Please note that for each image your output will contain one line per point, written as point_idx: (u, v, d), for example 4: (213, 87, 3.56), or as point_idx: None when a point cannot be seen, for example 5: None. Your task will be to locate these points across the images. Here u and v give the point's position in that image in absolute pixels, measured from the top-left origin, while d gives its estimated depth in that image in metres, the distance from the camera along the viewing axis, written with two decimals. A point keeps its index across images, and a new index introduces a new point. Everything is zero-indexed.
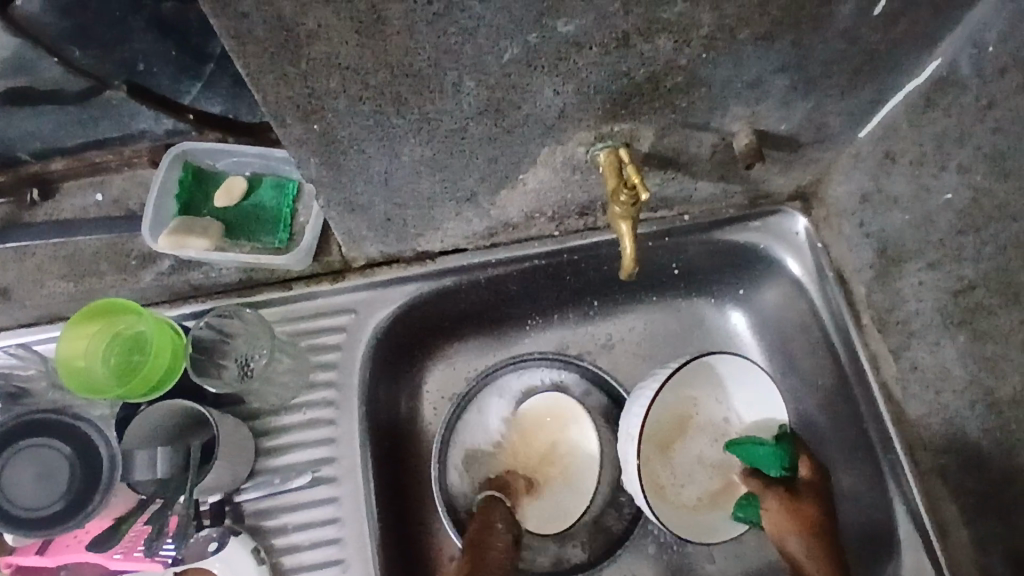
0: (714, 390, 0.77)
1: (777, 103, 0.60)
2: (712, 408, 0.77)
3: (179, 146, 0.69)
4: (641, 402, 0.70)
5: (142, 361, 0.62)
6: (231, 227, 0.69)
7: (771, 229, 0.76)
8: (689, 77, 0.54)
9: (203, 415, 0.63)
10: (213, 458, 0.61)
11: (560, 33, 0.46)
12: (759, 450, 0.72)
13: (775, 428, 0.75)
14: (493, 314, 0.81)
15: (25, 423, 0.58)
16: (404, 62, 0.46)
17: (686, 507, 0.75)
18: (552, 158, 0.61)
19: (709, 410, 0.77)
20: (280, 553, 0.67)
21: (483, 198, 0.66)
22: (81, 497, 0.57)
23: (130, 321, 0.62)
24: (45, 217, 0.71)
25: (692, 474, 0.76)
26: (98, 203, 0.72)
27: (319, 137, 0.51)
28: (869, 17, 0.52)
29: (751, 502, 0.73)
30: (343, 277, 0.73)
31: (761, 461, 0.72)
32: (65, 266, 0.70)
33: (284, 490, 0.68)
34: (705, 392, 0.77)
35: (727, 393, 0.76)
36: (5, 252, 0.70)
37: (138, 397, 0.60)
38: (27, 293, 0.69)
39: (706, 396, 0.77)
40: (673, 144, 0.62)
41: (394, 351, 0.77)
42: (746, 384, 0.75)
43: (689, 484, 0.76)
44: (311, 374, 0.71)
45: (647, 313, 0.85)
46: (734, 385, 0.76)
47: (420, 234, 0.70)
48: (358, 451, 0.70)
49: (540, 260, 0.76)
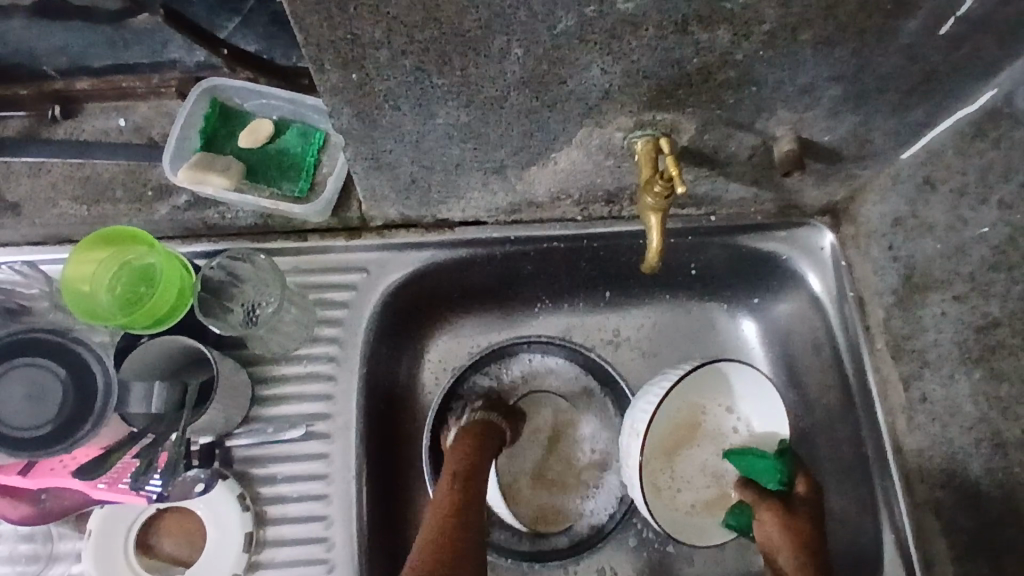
0: (722, 400, 0.75)
1: (825, 113, 0.58)
2: (719, 418, 0.76)
3: (209, 80, 0.68)
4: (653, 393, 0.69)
5: (148, 294, 0.60)
6: (253, 169, 0.68)
7: (797, 241, 0.75)
8: (741, 74, 0.52)
9: (204, 355, 0.63)
10: (209, 402, 0.61)
11: (619, 11, 0.44)
12: (760, 461, 0.71)
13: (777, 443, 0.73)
14: (504, 291, 0.80)
15: (22, 341, 0.58)
16: (455, 20, 0.44)
17: (679, 510, 0.74)
18: (588, 140, 0.59)
19: (713, 419, 0.76)
20: (265, 502, 0.66)
21: (511, 172, 0.64)
22: (69, 422, 0.56)
23: (139, 252, 0.61)
24: (65, 135, 0.70)
25: (690, 480, 0.75)
26: (119, 128, 0.70)
27: (356, 87, 0.50)
28: (935, 36, 0.50)
29: (745, 512, 0.72)
30: (359, 235, 0.72)
31: (760, 472, 0.71)
32: (80, 188, 0.69)
33: (276, 440, 0.67)
34: (715, 400, 0.76)
35: (737, 403, 0.75)
36: (20, 166, 0.69)
37: (140, 329, 0.58)
38: (38, 210, 0.68)
39: (713, 404, 0.76)
40: (713, 141, 0.61)
41: (400, 317, 0.76)
42: (760, 399, 0.73)
43: (684, 489, 0.75)
44: (316, 328, 0.71)
45: (658, 311, 0.84)
46: (746, 396, 0.74)
47: (443, 201, 0.69)
48: (354, 409, 0.69)
49: (559, 243, 0.75)
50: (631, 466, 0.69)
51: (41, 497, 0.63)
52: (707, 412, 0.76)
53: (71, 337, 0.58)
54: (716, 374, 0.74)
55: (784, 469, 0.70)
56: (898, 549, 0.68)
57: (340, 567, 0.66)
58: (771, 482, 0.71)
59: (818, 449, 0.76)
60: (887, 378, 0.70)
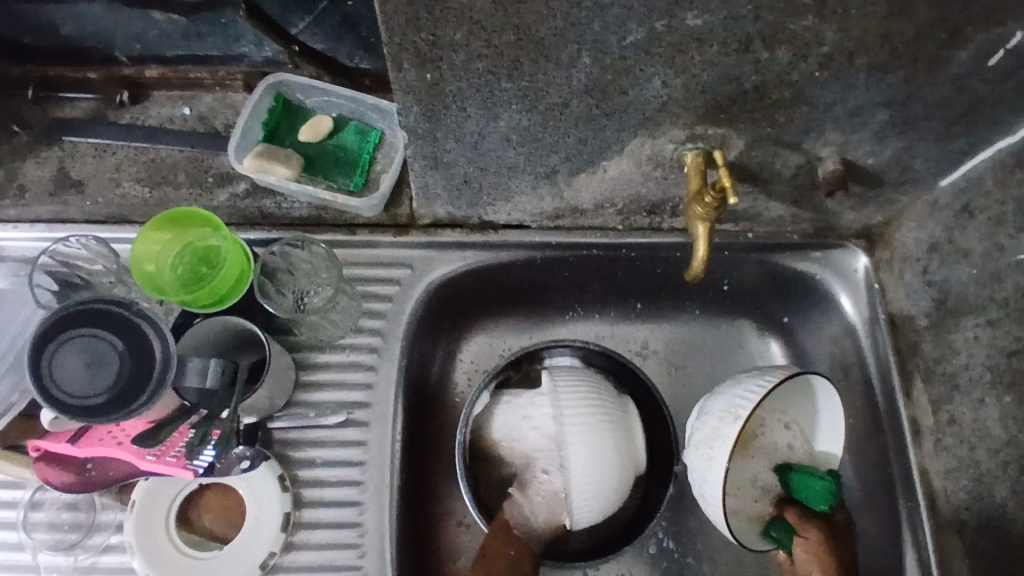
0: (785, 416, 0.75)
1: (871, 137, 0.60)
2: (780, 432, 0.76)
3: (275, 76, 0.71)
4: (755, 386, 0.68)
5: (209, 274, 0.62)
6: (312, 162, 0.71)
7: (832, 262, 0.77)
8: (795, 93, 0.54)
9: (257, 337, 0.65)
10: (259, 380, 0.64)
11: (687, 26, 0.47)
12: (816, 484, 0.71)
13: (829, 464, 0.74)
14: (540, 296, 0.82)
15: (88, 310, 0.59)
16: (532, 27, 0.47)
17: (732, 514, 0.73)
18: (640, 150, 0.62)
19: (772, 434, 0.76)
20: (303, 485, 0.68)
21: (561, 177, 0.66)
22: (127, 393, 0.57)
23: (203, 234, 0.63)
24: (131, 120, 0.73)
25: (739, 487, 0.74)
26: (184, 116, 0.73)
27: (427, 86, 0.53)
28: (984, 67, 0.52)
29: (785, 526, 0.71)
30: (406, 232, 0.74)
31: (812, 492, 0.72)
32: (143, 170, 0.71)
33: (316, 425, 0.69)
34: (773, 416, 0.76)
35: (795, 421, 0.75)
36: (87, 146, 0.72)
37: (200, 306, 0.61)
38: (102, 189, 0.70)
39: (776, 418, 0.75)
40: (760, 158, 0.63)
41: (440, 314, 0.78)
42: (824, 413, 0.74)
43: (735, 495, 0.74)
44: (360, 319, 0.73)
45: (689, 324, 0.85)
46: (808, 414, 0.75)
47: (491, 203, 0.71)
48: (392, 400, 0.71)
49: (600, 251, 0.77)
50: (717, 453, 0.67)
51: (86, 466, 0.64)
52: (764, 427, 0.76)
53: (136, 311, 0.59)
54: (793, 386, 0.74)
55: (836, 494, 0.72)
56: (919, 569, 0.69)
57: (372, 554, 0.67)
58: (821, 504, 0.72)
59: (843, 467, 0.77)
60: (915, 401, 0.72)
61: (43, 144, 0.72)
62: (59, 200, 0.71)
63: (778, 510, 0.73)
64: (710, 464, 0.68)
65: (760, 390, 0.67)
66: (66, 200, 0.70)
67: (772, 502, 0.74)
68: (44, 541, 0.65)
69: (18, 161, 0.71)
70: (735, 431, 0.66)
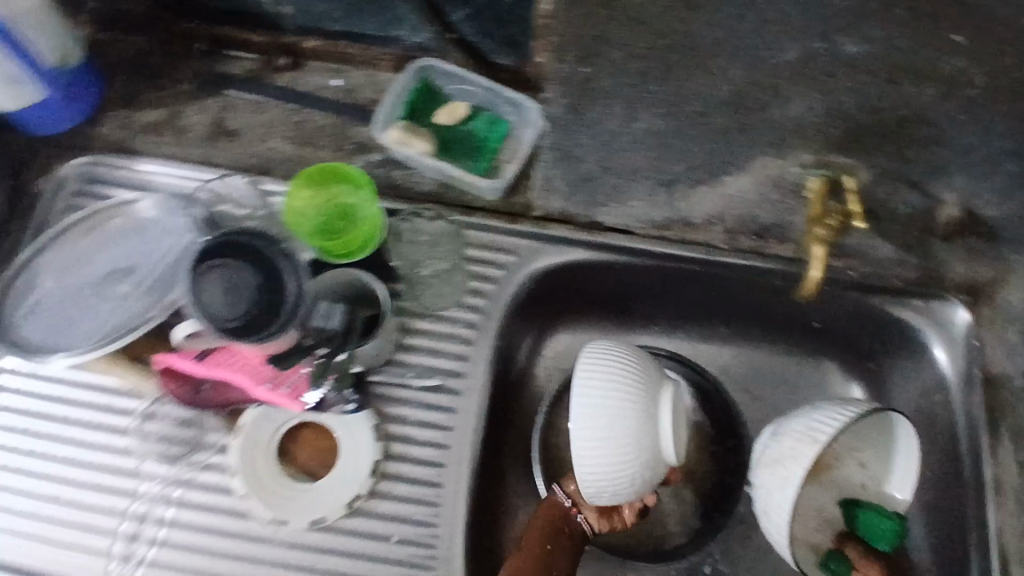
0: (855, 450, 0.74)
1: (998, 188, 0.61)
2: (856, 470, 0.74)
3: (424, 60, 0.77)
4: (838, 413, 0.66)
5: (345, 228, 0.68)
6: (445, 143, 0.76)
7: (933, 314, 0.74)
8: (920, 111, 0.59)
9: (374, 294, 0.70)
10: (373, 333, 0.69)
11: None
12: (883, 522, 0.71)
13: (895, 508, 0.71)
14: (631, 304, 0.85)
15: (233, 241, 0.63)
16: None
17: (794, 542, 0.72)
18: (766, 171, 0.66)
19: (846, 468, 0.75)
20: (392, 439, 0.72)
21: (680, 188, 0.69)
22: (259, 323, 0.61)
23: (346, 191, 0.68)
24: (287, 83, 0.79)
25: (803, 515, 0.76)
26: (334, 86, 0.79)
27: None
28: None
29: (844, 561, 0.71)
30: (517, 220, 0.77)
31: (877, 533, 0.72)
32: (291, 130, 0.77)
33: (410, 385, 0.73)
34: (849, 452, 0.74)
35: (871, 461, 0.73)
36: (244, 101, 0.79)
37: (334, 255, 0.67)
38: (252, 141, 0.77)
39: (855, 456, 0.74)
40: (881, 195, 0.65)
41: (535, 303, 0.82)
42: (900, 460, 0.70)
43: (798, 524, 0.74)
44: (464, 296, 0.76)
45: (770, 355, 0.87)
46: (881, 453, 0.72)
47: (606, 204, 0.75)
48: (483, 374, 0.75)
49: (704, 267, 0.72)
50: (791, 473, 0.66)
51: (200, 387, 0.69)
52: (840, 461, 0.75)
53: (277, 248, 0.63)
54: (872, 422, 0.71)
55: (900, 537, 0.72)
56: None
57: (451, 512, 0.70)
58: (881, 544, 0.72)
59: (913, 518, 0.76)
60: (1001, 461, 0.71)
61: (206, 94, 0.79)
62: (213, 146, 0.77)
63: (838, 545, 0.74)
64: (781, 484, 0.67)
65: (843, 417, 0.65)
66: (220, 147, 0.77)
67: (834, 536, 0.74)
68: (154, 451, 0.70)
69: (183, 106, 0.78)
70: (813, 455, 0.65)
